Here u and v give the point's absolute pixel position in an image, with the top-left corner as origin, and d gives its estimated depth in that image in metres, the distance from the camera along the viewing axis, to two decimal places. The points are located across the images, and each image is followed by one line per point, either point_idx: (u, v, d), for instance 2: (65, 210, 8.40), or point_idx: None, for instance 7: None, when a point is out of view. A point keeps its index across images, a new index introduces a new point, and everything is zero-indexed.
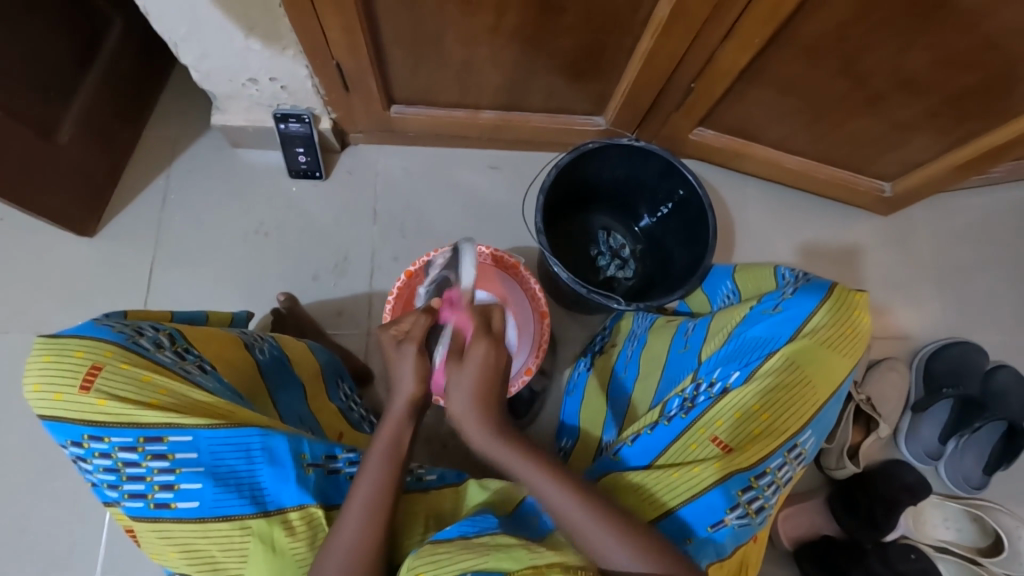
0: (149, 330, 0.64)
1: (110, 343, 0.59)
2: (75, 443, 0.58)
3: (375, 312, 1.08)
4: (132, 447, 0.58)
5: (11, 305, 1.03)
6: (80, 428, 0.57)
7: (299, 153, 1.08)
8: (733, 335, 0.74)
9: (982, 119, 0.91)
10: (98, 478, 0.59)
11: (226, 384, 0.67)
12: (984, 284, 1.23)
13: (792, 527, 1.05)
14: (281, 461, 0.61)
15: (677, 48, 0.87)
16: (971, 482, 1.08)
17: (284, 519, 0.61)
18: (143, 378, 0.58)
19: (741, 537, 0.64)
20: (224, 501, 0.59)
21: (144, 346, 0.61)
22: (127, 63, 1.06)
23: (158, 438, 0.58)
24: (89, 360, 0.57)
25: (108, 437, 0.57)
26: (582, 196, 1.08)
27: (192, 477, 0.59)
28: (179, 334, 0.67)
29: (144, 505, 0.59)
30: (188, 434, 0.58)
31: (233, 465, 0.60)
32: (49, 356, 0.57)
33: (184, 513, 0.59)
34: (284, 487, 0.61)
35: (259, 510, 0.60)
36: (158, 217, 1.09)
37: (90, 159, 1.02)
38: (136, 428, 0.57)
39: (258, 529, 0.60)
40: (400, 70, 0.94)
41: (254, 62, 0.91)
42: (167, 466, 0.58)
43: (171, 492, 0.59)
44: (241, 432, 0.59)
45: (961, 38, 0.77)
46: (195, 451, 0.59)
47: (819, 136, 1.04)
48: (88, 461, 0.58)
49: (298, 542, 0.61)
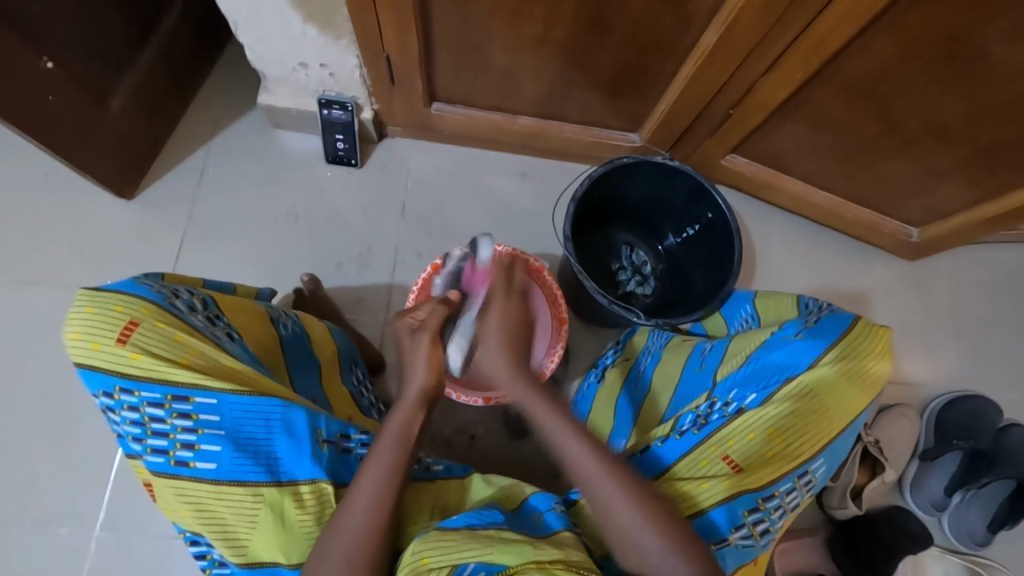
0: (184, 294, 0.66)
1: (148, 301, 0.61)
2: (106, 394, 0.60)
3: (394, 303, 1.10)
4: (160, 404, 0.60)
5: (46, 258, 1.06)
6: (112, 379, 0.59)
7: (337, 140, 1.10)
8: (751, 357, 0.74)
9: (1015, 175, 0.91)
10: (124, 430, 0.61)
11: (250, 354, 0.69)
12: (1002, 340, 1.22)
13: (788, 563, 1.04)
14: (298, 434, 0.63)
15: (719, 75, 0.88)
16: (975, 538, 1.07)
17: (295, 491, 0.63)
18: (176, 339, 0.60)
19: (743, 557, 0.65)
20: (241, 466, 0.61)
21: (179, 308, 0.63)
22: (183, 37, 1.10)
23: (185, 398, 0.60)
24: (128, 315, 0.59)
25: (138, 391, 0.60)
26: (609, 211, 1.10)
27: (212, 439, 0.61)
28: (210, 300, 0.69)
29: (165, 461, 0.61)
30: (214, 397, 0.60)
31: (252, 433, 0.62)
32: (91, 308, 0.60)
33: (201, 473, 0.61)
34: (298, 460, 0.63)
35: (272, 479, 0.62)
36: (195, 188, 1.12)
37: (137, 125, 1.05)
38: (165, 385, 0.59)
39: (270, 498, 0.61)
40: (445, 70, 0.96)
41: (306, 48, 0.94)
42: (190, 426, 0.61)
43: (191, 452, 0.61)
44: (264, 401, 0.61)
45: (1005, 93, 0.77)
46: (217, 415, 0.61)
47: (851, 176, 1.05)
48: (117, 412, 0.61)
49: (306, 515, 0.63)
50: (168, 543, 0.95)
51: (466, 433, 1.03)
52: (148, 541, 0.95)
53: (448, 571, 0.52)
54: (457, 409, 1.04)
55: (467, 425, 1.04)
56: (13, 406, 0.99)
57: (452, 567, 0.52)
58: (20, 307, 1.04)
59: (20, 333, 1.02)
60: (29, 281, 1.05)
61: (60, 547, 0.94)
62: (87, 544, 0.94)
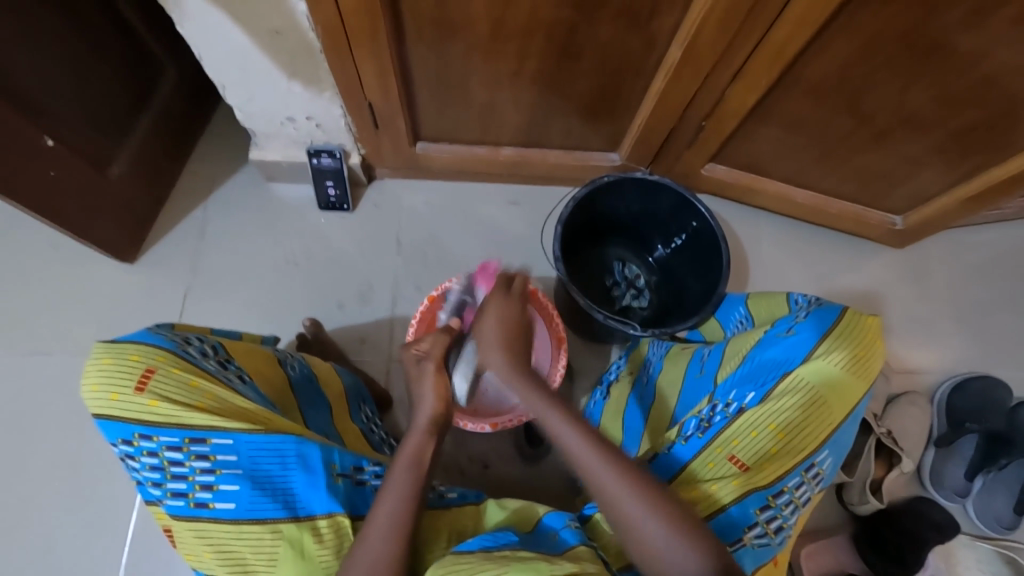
0: (196, 341, 0.69)
1: (163, 349, 0.63)
2: (125, 441, 0.62)
3: (396, 339, 1.11)
4: (178, 447, 0.61)
5: (55, 326, 1.08)
6: (131, 427, 0.61)
7: (329, 186, 1.14)
8: (748, 357, 0.76)
9: (986, 155, 0.94)
10: (144, 476, 0.63)
11: (262, 396, 0.70)
12: (1003, 319, 1.22)
13: (816, 565, 1.02)
14: (313, 468, 0.64)
15: (687, 89, 0.92)
16: (1003, 522, 1.05)
17: (313, 526, 0.63)
18: (192, 383, 0.62)
19: (761, 557, 0.65)
20: (259, 504, 0.62)
21: (193, 354, 0.65)
22: (176, 106, 1.15)
23: (203, 440, 0.61)
24: (144, 363, 0.62)
25: (156, 436, 0.61)
26: (598, 229, 1.12)
27: (231, 479, 0.62)
28: (221, 346, 0.72)
29: (185, 504, 0.62)
30: (230, 437, 0.61)
31: (269, 470, 0.63)
32: (109, 359, 0.62)
33: (220, 514, 0.62)
34: (315, 494, 0.64)
35: (290, 515, 0.63)
36: (196, 245, 1.15)
37: (137, 191, 1.09)
38: (182, 429, 0.61)
39: (289, 533, 0.62)
40: (427, 112, 1.01)
41: (293, 103, 0.98)
42: (208, 467, 0.62)
43: (210, 493, 0.62)
44: (277, 438, 0.62)
45: (961, 77, 0.81)
46: (234, 454, 0.62)
47: (829, 172, 1.08)
48: (136, 459, 0.62)
49: (325, 549, 0.63)
50: None
51: (478, 461, 1.03)
52: None
53: None
54: (467, 438, 1.04)
55: (479, 454, 1.04)
56: (30, 474, 1.00)
57: None
58: (31, 375, 1.06)
59: (32, 400, 1.04)
60: (41, 349, 1.07)
61: None
62: None
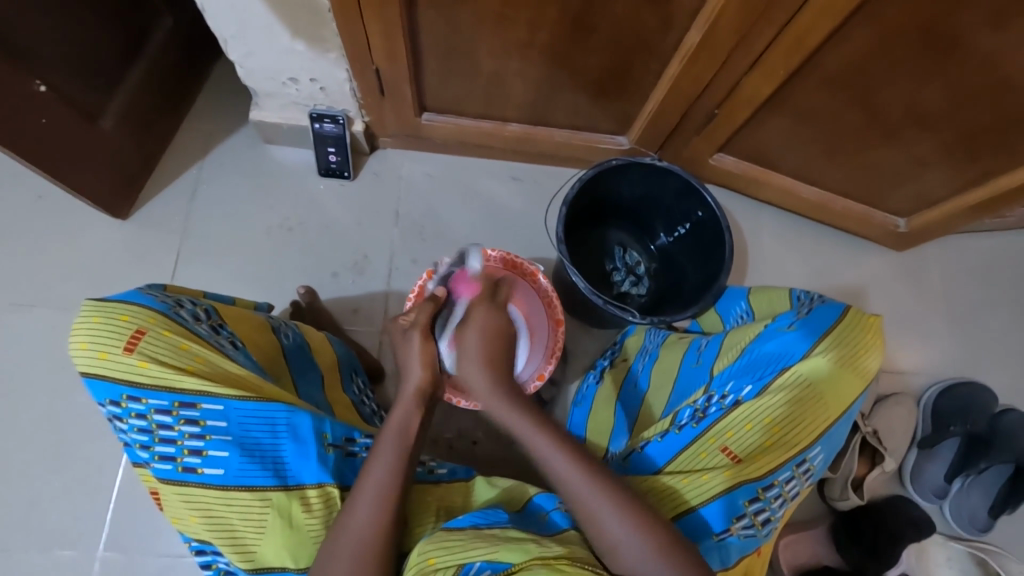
0: (188, 303, 0.68)
1: (154, 310, 0.62)
2: (113, 402, 0.61)
3: (391, 311, 1.10)
4: (167, 410, 0.61)
5: (42, 279, 1.06)
6: (120, 388, 0.60)
7: (329, 152, 1.12)
8: (746, 351, 0.75)
9: (994, 161, 0.93)
10: (132, 438, 0.62)
11: (253, 362, 0.70)
12: (995, 327, 1.23)
13: (792, 555, 1.04)
14: (303, 438, 0.64)
15: (700, 74, 0.90)
16: (976, 523, 1.08)
17: (302, 495, 0.63)
18: (181, 347, 0.61)
19: (746, 547, 0.66)
20: (248, 471, 0.61)
21: (183, 317, 0.65)
22: (174, 59, 1.11)
23: (192, 404, 0.61)
24: (134, 324, 0.61)
25: (145, 399, 0.61)
26: (601, 213, 1.11)
27: (220, 445, 0.61)
28: (213, 310, 0.70)
29: (172, 467, 0.62)
30: (220, 403, 0.61)
31: (259, 438, 0.63)
32: (98, 318, 0.61)
33: (208, 479, 0.61)
34: (305, 464, 0.64)
35: (280, 483, 0.63)
36: (189, 205, 1.13)
37: (130, 144, 1.06)
38: (171, 392, 0.60)
39: (278, 501, 0.62)
40: (434, 80, 0.98)
41: (296, 62, 0.95)
42: (197, 432, 0.61)
43: (198, 458, 0.62)
44: (268, 407, 0.62)
45: (977, 80, 0.79)
46: (224, 421, 0.61)
47: (836, 168, 1.07)
48: (124, 420, 0.62)
49: (314, 518, 0.63)
50: (172, 560, 0.95)
51: (467, 438, 1.03)
52: (153, 559, 0.95)
53: (454, 571, 0.53)
54: (457, 414, 1.04)
55: (467, 430, 1.04)
56: (14, 428, 0.99)
57: (457, 566, 0.53)
58: (17, 328, 1.04)
59: (17, 353, 1.02)
60: (26, 302, 1.05)
61: (63, 567, 0.93)
62: (90, 564, 0.94)
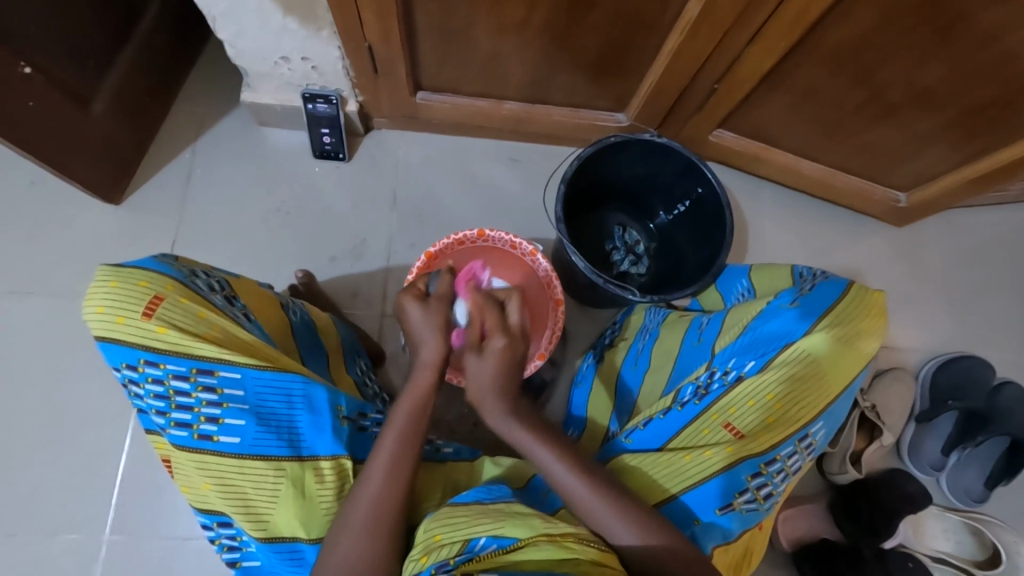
0: (203, 274, 0.69)
1: (172, 279, 0.64)
2: (130, 367, 0.62)
3: (390, 294, 1.10)
4: (185, 376, 0.62)
5: (37, 267, 1.05)
6: (137, 352, 0.61)
7: (323, 134, 1.10)
8: (748, 328, 0.74)
9: (995, 136, 0.92)
10: (148, 404, 0.63)
11: (266, 334, 0.71)
12: (993, 302, 1.23)
13: (791, 529, 1.05)
14: (319, 410, 0.66)
15: (700, 49, 0.88)
16: (972, 495, 1.09)
17: (316, 466, 0.65)
18: (199, 315, 0.63)
19: (748, 522, 0.67)
20: (263, 440, 0.63)
21: (199, 286, 0.66)
22: (162, 40, 1.09)
23: (209, 371, 0.62)
24: (153, 290, 0.62)
25: (163, 364, 0.62)
26: (600, 193, 1.10)
27: (236, 413, 0.63)
28: (227, 282, 0.72)
29: (188, 434, 0.63)
30: (237, 372, 0.63)
31: (274, 408, 0.64)
32: (115, 283, 0.62)
33: (223, 447, 0.63)
34: (319, 436, 0.66)
35: (294, 454, 0.65)
36: (183, 189, 1.11)
37: (121, 129, 1.04)
38: (190, 358, 0.62)
39: (291, 472, 0.64)
40: (429, 59, 0.96)
41: (287, 42, 0.93)
42: (214, 400, 0.63)
43: (215, 426, 0.63)
44: (285, 376, 0.64)
45: (982, 53, 0.78)
46: (241, 389, 0.63)
47: (838, 144, 1.06)
48: (141, 385, 0.63)
49: (326, 489, 0.66)
50: (178, 543, 0.96)
51: (468, 420, 1.04)
52: (159, 543, 0.95)
53: (460, 545, 0.53)
54: (459, 396, 1.04)
55: (469, 412, 1.04)
56: (16, 416, 0.99)
57: (464, 541, 0.53)
58: (15, 316, 1.03)
59: (16, 342, 1.02)
60: (21, 291, 1.04)
61: (70, 551, 0.94)
62: (96, 548, 0.94)
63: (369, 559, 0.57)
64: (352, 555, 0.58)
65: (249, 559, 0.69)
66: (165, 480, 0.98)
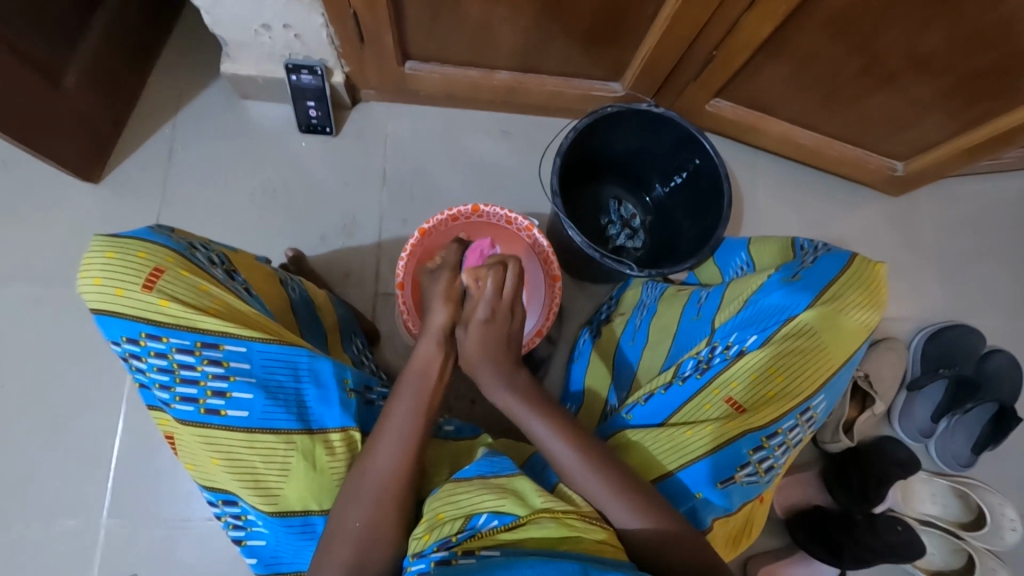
0: (202, 247, 0.67)
1: (172, 250, 0.62)
2: (131, 340, 0.60)
3: (383, 273, 1.08)
4: (190, 350, 0.60)
5: (17, 250, 1.02)
6: (138, 325, 0.59)
7: (309, 106, 1.06)
8: (749, 302, 0.74)
9: (995, 103, 0.91)
10: (151, 378, 0.61)
11: (267, 309, 0.70)
12: (985, 270, 1.24)
13: (785, 497, 1.07)
14: (325, 383, 0.66)
15: (699, 14, 0.85)
16: (960, 460, 1.11)
17: (326, 439, 0.65)
18: (202, 288, 0.61)
19: (749, 494, 0.67)
20: (273, 414, 0.62)
21: (199, 259, 0.64)
22: (135, 8, 1.03)
23: (214, 345, 0.61)
24: (152, 262, 0.60)
25: (166, 337, 0.60)
26: (595, 166, 1.08)
27: (244, 387, 0.61)
28: (225, 256, 0.70)
29: (194, 409, 0.61)
30: (243, 345, 0.61)
31: (282, 382, 0.63)
32: (112, 254, 0.59)
33: (232, 421, 0.62)
34: (327, 408, 0.66)
35: (304, 427, 0.64)
36: (166, 166, 1.07)
37: (95, 103, 1.00)
38: (194, 332, 0.60)
39: (302, 445, 0.63)
40: (416, 27, 0.92)
41: (267, 8, 0.89)
42: (221, 373, 0.61)
43: (222, 400, 0.62)
44: (291, 350, 0.63)
45: (986, 16, 0.75)
46: (247, 362, 0.62)
47: (836, 112, 1.03)
48: (143, 359, 0.61)
49: (337, 461, 0.65)
50: (178, 525, 0.95)
51: (466, 398, 1.03)
52: (159, 524, 0.95)
53: (461, 522, 0.53)
54: (456, 374, 1.04)
55: (467, 390, 1.03)
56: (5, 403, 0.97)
57: (466, 517, 0.53)
58: None
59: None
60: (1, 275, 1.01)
61: (69, 536, 0.94)
62: (95, 532, 0.94)
63: (373, 538, 0.57)
64: (355, 536, 0.57)
65: (254, 537, 0.67)
66: (161, 464, 0.97)
